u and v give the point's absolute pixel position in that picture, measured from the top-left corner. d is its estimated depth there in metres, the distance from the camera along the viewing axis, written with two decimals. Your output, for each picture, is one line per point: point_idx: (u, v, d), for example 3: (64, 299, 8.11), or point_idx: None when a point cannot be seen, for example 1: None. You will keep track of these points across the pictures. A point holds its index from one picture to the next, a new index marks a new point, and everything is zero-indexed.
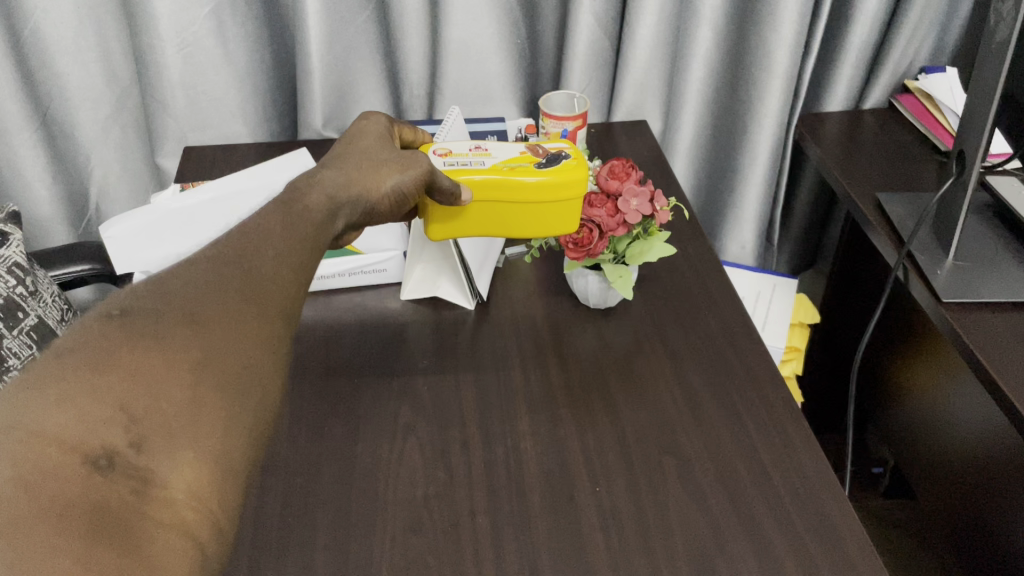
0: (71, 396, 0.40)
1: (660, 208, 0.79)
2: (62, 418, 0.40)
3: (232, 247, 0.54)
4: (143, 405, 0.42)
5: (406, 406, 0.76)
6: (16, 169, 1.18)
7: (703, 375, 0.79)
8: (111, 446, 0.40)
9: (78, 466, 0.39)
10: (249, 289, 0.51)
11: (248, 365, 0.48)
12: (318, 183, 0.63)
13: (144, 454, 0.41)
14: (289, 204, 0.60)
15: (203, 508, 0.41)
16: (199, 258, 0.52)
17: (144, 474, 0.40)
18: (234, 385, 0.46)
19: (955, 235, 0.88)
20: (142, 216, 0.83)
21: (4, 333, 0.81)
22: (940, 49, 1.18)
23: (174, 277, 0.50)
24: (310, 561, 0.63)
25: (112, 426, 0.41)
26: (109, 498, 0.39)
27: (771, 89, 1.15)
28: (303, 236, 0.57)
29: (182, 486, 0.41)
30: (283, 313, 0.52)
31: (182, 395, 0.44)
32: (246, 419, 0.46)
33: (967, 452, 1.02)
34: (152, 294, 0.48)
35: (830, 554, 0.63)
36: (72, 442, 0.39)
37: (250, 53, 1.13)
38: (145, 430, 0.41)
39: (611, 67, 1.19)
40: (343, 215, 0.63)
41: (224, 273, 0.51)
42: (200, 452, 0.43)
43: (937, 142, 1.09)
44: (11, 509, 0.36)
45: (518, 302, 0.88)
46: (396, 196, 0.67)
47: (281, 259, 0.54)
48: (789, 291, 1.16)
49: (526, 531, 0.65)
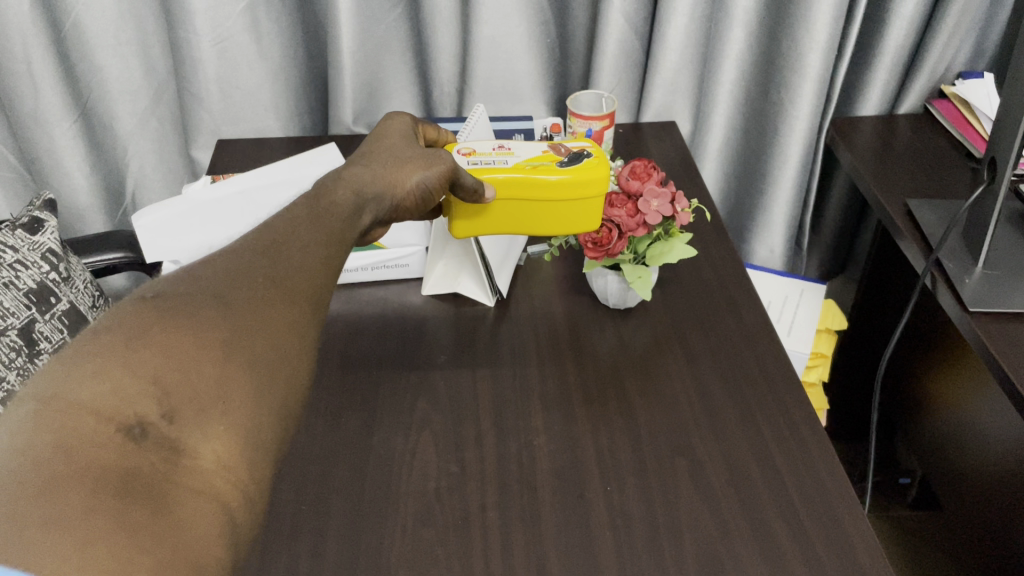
0: (107, 368, 0.42)
1: (681, 209, 0.78)
2: (100, 389, 0.41)
3: (265, 235, 0.54)
4: (175, 379, 0.43)
5: (422, 399, 0.77)
6: (57, 158, 1.21)
7: (721, 377, 0.79)
8: (144, 417, 0.41)
9: (114, 433, 0.40)
10: (277, 275, 0.52)
11: (273, 346, 0.48)
12: (344, 180, 0.64)
13: (175, 426, 0.42)
14: (315, 199, 0.60)
15: (231, 476, 0.43)
16: (229, 248, 0.53)
17: (174, 445, 0.41)
18: (263, 364, 0.47)
19: (985, 243, 0.86)
20: (174, 206, 0.84)
21: (37, 317, 0.83)
22: (979, 54, 1.16)
23: (204, 265, 0.51)
24: (321, 548, 0.64)
25: (145, 399, 0.42)
26: (142, 464, 0.40)
27: (803, 92, 1.14)
28: (330, 228, 0.58)
29: (211, 457, 0.42)
30: (311, 298, 0.53)
31: (212, 372, 0.45)
32: (275, 396, 0.47)
33: (994, 464, 1.00)
34: (186, 278, 0.49)
35: (841, 562, 0.63)
36: (107, 411, 0.40)
37: (284, 48, 1.15)
38: (175, 403, 0.42)
39: (640, 67, 1.19)
40: (368, 212, 0.64)
41: (252, 261, 0.52)
42: (229, 425, 0.44)
43: (970, 148, 1.07)
44: (52, 468, 0.37)
45: (538, 300, 0.89)
46: (421, 193, 0.68)
47: (308, 249, 0.55)
48: (818, 296, 1.14)
49: (536, 527, 0.65)
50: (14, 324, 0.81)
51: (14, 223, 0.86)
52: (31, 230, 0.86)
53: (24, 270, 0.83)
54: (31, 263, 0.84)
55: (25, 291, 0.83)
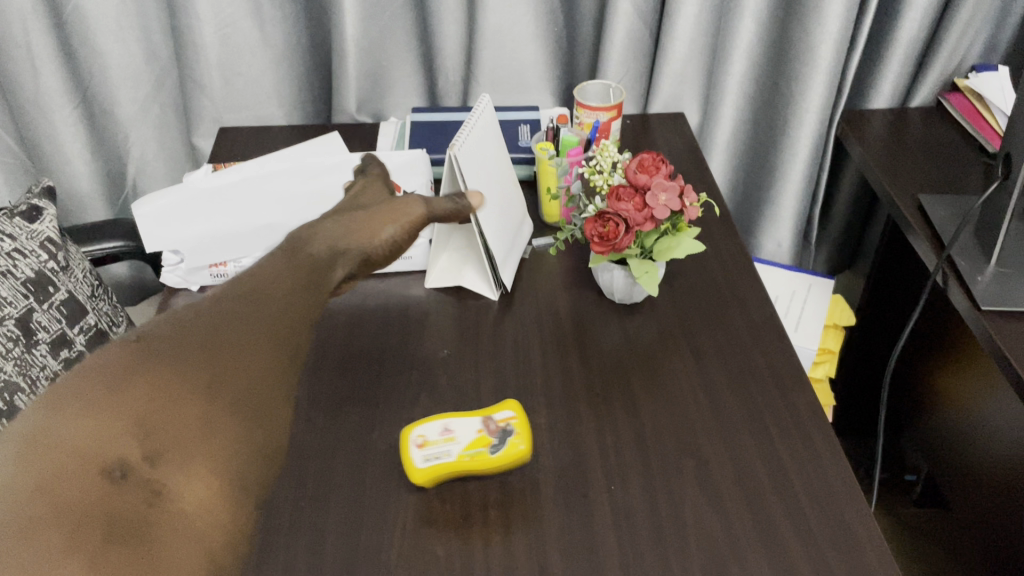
0: (88, 413, 0.39)
1: (689, 204, 0.77)
2: (81, 430, 0.38)
3: (245, 285, 0.52)
4: (157, 420, 0.40)
5: (424, 394, 0.75)
6: (57, 144, 1.20)
7: (728, 374, 0.77)
8: (125, 458, 0.38)
9: (94, 475, 0.37)
10: (257, 322, 0.49)
11: (253, 387, 0.45)
12: (318, 233, 0.60)
13: (158, 468, 0.39)
14: (292, 252, 0.57)
15: (215, 518, 0.39)
16: (209, 296, 0.50)
17: (157, 486, 0.38)
18: (244, 407, 0.44)
19: (998, 240, 0.85)
20: (173, 195, 0.82)
21: (34, 307, 0.82)
22: (993, 47, 1.14)
23: (185, 313, 0.48)
24: (319, 546, 0.63)
25: (127, 440, 0.39)
26: (123, 507, 0.37)
27: (814, 85, 1.12)
28: (308, 278, 0.56)
29: (193, 499, 0.39)
30: (291, 346, 0.50)
31: (194, 415, 0.42)
32: (257, 439, 0.44)
33: (1000, 462, 0.99)
34: (167, 325, 0.47)
35: (849, 565, 0.61)
36: (88, 453, 0.38)
37: (287, 34, 1.14)
38: (158, 444, 0.40)
39: (649, 57, 1.18)
40: (341, 267, 0.59)
41: (233, 309, 0.49)
42: (212, 468, 0.41)
43: (984, 143, 1.05)
44: (28, 512, 0.34)
45: (543, 295, 0.87)
46: (389, 249, 0.63)
47: (288, 299, 0.52)
48: (825, 291, 1.13)
49: (538, 525, 0.64)
50: (11, 314, 0.80)
51: (12, 211, 0.85)
52: (29, 218, 0.85)
53: (22, 259, 0.82)
54: (29, 251, 0.83)
55: (23, 280, 0.82)
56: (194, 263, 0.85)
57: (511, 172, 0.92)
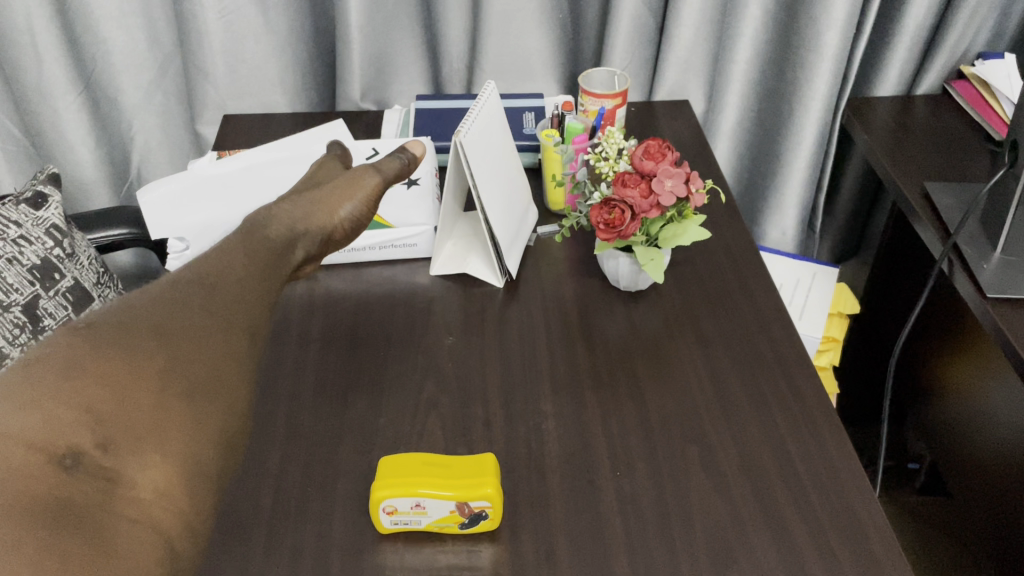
0: (38, 399, 0.38)
1: (695, 190, 0.77)
2: (30, 420, 0.37)
3: (202, 270, 0.51)
4: (110, 407, 0.39)
5: (430, 381, 0.76)
6: (61, 132, 1.20)
7: (734, 362, 0.77)
8: (78, 447, 0.37)
9: (44, 466, 0.36)
10: (214, 305, 0.48)
11: (212, 371, 0.44)
12: (276, 216, 0.64)
13: (112, 455, 0.38)
14: (251, 232, 0.60)
15: (174, 506, 0.38)
16: (165, 279, 0.49)
17: (111, 475, 0.37)
18: (204, 391, 0.43)
19: (1005, 228, 0.85)
20: (178, 182, 0.82)
21: (40, 294, 0.82)
22: (1000, 34, 1.14)
23: (139, 294, 0.47)
24: (327, 531, 0.63)
25: (79, 427, 0.38)
26: (74, 496, 0.36)
27: (819, 72, 1.12)
28: (264, 261, 0.56)
29: (150, 486, 0.38)
30: (249, 327, 0.49)
31: (149, 401, 0.40)
32: (216, 424, 0.43)
33: (1004, 449, 0.99)
34: (123, 305, 0.45)
35: (854, 551, 0.62)
36: (37, 441, 0.36)
37: (291, 21, 1.14)
38: (112, 431, 0.38)
39: (654, 45, 1.17)
40: (300, 246, 0.63)
41: (190, 292, 0.48)
42: (167, 454, 0.39)
43: (990, 131, 1.05)
44: None
45: (548, 282, 0.87)
46: (351, 223, 0.69)
47: (245, 282, 0.52)
48: (830, 280, 1.13)
49: (544, 512, 0.64)
50: (18, 300, 0.80)
51: (18, 198, 0.85)
52: (35, 204, 0.85)
53: (28, 246, 0.82)
54: (34, 238, 0.83)
55: (29, 267, 0.82)
56: (201, 249, 0.85)
57: (514, 157, 0.92)
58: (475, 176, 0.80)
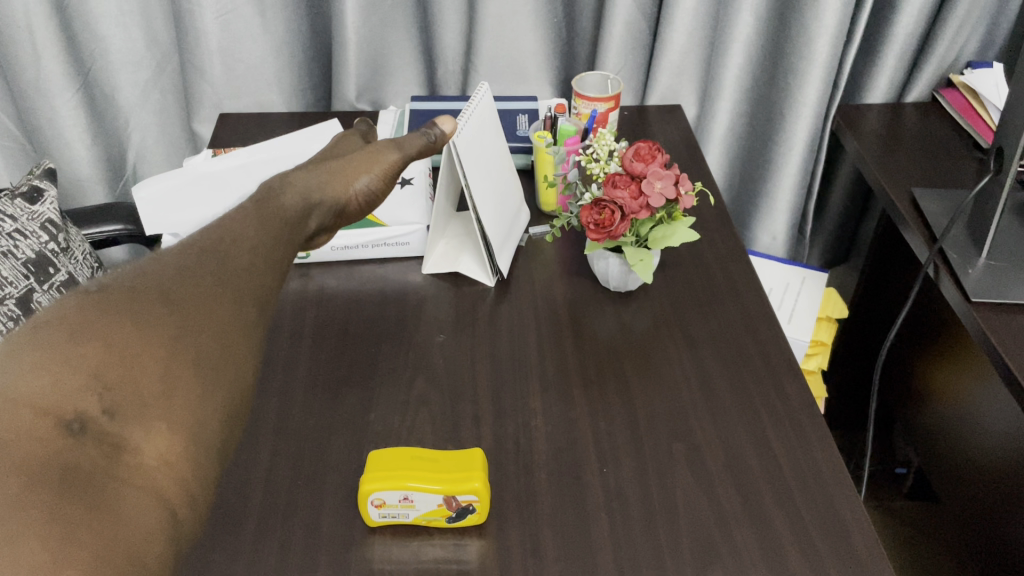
0: (47, 364, 0.38)
1: (685, 192, 0.77)
2: (38, 383, 0.38)
3: (212, 238, 0.52)
4: (118, 373, 0.40)
5: (421, 377, 0.76)
6: (57, 129, 1.21)
7: (721, 362, 0.79)
8: (84, 412, 0.38)
9: (49, 428, 0.37)
10: (225, 275, 0.49)
11: (220, 342, 0.45)
12: (291, 184, 0.64)
13: (118, 421, 0.39)
14: (264, 203, 0.60)
15: (176, 473, 0.39)
16: (174, 248, 0.50)
17: (116, 441, 0.38)
18: (209, 362, 0.43)
19: (989, 233, 0.86)
20: (174, 179, 0.82)
21: (34, 287, 0.83)
22: (989, 44, 1.15)
23: (154, 260, 0.48)
24: (316, 523, 0.64)
25: (85, 394, 0.38)
26: (80, 461, 0.37)
27: (810, 79, 1.13)
28: (278, 231, 0.57)
29: (154, 452, 0.39)
30: (258, 299, 0.50)
31: (157, 370, 0.41)
32: (218, 397, 0.43)
33: (989, 457, 1.00)
34: (134, 272, 0.46)
35: (835, 547, 0.63)
36: (44, 405, 0.37)
37: (287, 22, 1.15)
38: (119, 397, 0.39)
39: (647, 50, 1.19)
40: (315, 216, 0.64)
41: (201, 260, 0.49)
42: (172, 422, 0.40)
43: (977, 138, 1.06)
44: None
45: (539, 283, 0.88)
46: (365, 196, 0.70)
47: (257, 251, 0.53)
48: (819, 284, 1.14)
49: (531, 508, 0.65)
50: (12, 293, 0.81)
51: (13, 191, 0.86)
52: (30, 199, 0.85)
53: (23, 239, 0.83)
54: (30, 232, 0.84)
55: (24, 260, 0.83)
56: None
57: (507, 158, 0.92)
58: (468, 176, 0.80)
